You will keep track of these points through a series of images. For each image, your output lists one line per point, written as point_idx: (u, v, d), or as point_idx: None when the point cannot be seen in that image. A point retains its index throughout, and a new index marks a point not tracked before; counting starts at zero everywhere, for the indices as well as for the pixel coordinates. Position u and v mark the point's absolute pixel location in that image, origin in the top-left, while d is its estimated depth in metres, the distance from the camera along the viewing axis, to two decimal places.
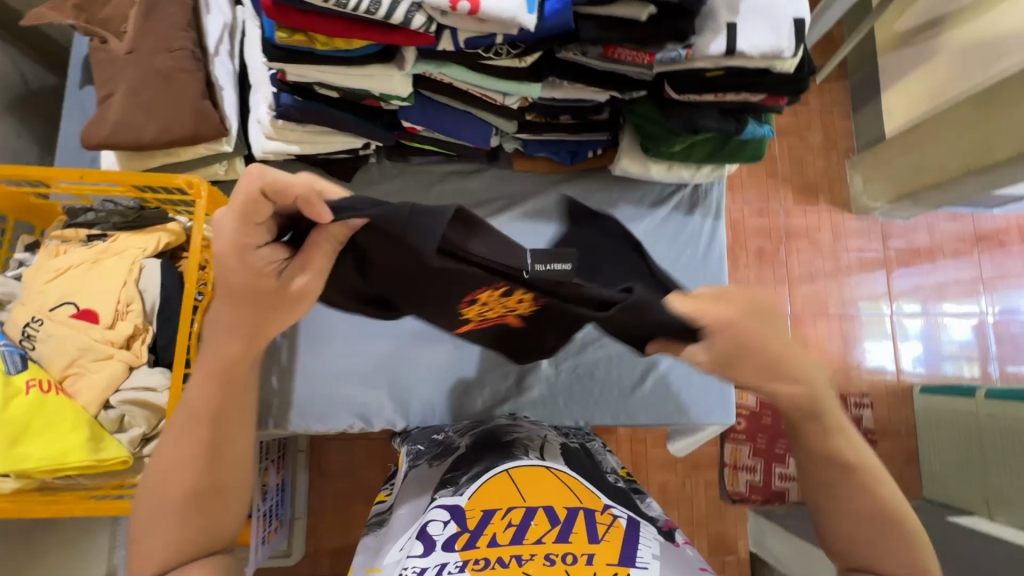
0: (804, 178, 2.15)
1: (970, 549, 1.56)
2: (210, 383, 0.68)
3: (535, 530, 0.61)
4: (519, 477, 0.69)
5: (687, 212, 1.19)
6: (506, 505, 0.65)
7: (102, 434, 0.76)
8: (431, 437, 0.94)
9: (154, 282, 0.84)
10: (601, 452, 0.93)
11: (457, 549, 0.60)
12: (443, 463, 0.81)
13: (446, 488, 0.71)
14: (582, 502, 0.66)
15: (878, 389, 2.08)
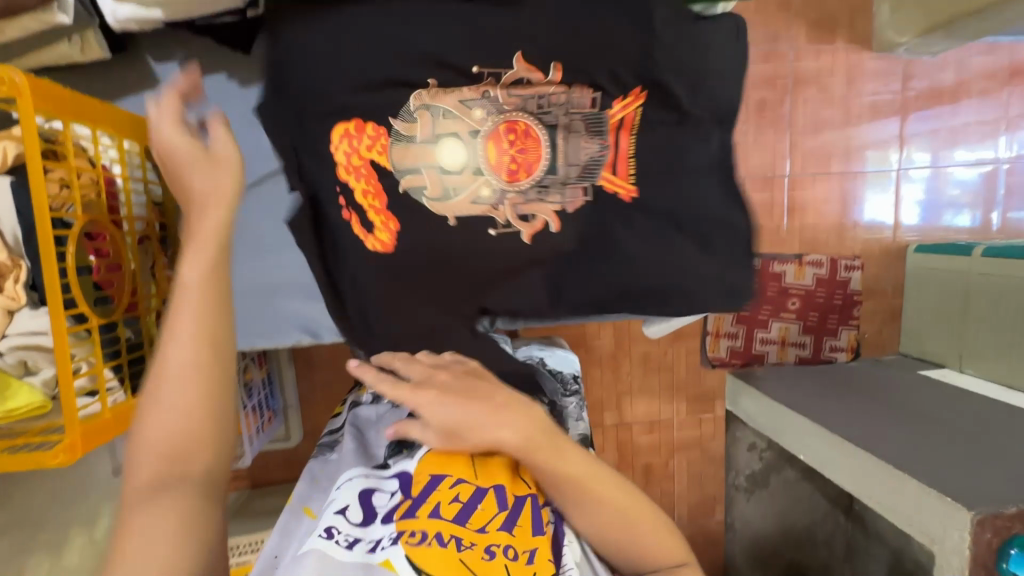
0: (822, 10, 1.88)
1: (936, 406, 1.62)
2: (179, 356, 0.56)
3: (479, 515, 0.69)
4: (474, 457, 0.75)
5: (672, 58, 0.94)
6: (456, 476, 0.72)
7: (5, 382, 0.67)
8: (393, 370, 0.97)
9: (8, 208, 0.67)
10: (573, 417, 1.00)
11: (395, 520, 0.69)
12: (399, 414, 0.87)
13: (400, 451, 0.79)
14: (530, 489, 0.75)
15: (871, 249, 2.01)
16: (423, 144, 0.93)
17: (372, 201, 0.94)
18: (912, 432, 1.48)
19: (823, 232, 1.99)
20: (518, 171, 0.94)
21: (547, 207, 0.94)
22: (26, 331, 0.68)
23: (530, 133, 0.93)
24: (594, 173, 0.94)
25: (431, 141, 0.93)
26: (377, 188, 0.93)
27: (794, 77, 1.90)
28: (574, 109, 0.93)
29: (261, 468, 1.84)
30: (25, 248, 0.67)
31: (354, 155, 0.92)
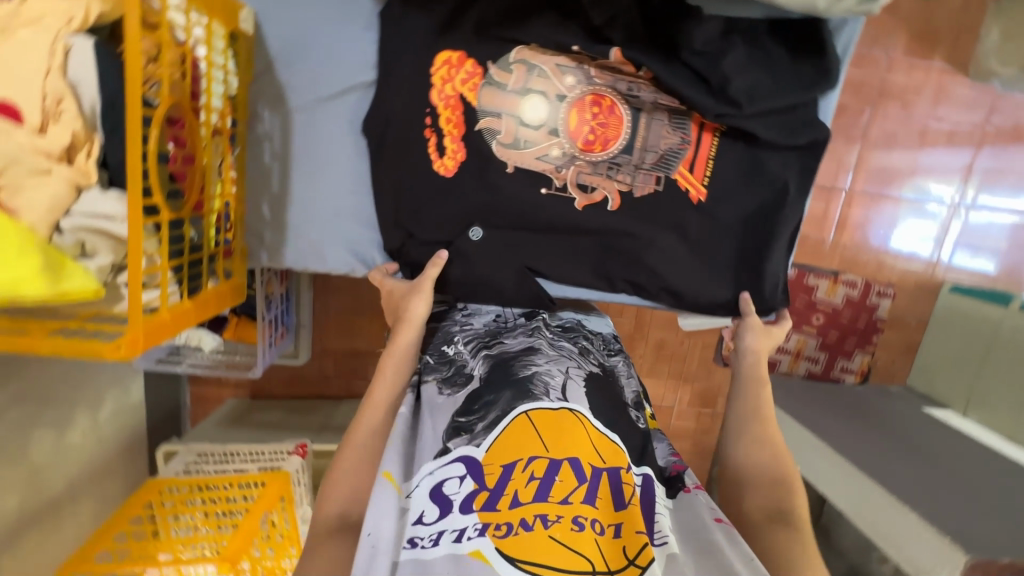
0: (929, 21, 1.76)
1: (936, 444, 1.64)
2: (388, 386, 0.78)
3: (560, 488, 0.63)
4: (540, 422, 0.68)
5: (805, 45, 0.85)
6: (528, 455, 0.66)
7: (62, 263, 0.61)
8: (441, 349, 0.85)
9: (89, 72, 0.60)
10: (623, 374, 0.89)
11: (475, 510, 0.62)
12: (456, 397, 0.75)
13: (461, 436, 0.69)
14: (606, 459, 0.68)
15: (906, 280, 1.98)
16: (510, 88, 0.82)
17: (455, 133, 0.83)
18: (914, 466, 1.51)
19: (864, 254, 1.95)
20: (594, 142, 0.86)
21: (612, 184, 0.88)
22: (91, 211, 0.63)
23: (613, 110, 0.85)
24: (670, 165, 0.89)
25: (520, 92, 0.83)
26: (463, 125, 0.83)
27: (881, 85, 1.80)
28: (662, 97, 0.87)
29: (264, 379, 1.83)
30: (103, 120, 0.62)
31: (450, 86, 0.81)
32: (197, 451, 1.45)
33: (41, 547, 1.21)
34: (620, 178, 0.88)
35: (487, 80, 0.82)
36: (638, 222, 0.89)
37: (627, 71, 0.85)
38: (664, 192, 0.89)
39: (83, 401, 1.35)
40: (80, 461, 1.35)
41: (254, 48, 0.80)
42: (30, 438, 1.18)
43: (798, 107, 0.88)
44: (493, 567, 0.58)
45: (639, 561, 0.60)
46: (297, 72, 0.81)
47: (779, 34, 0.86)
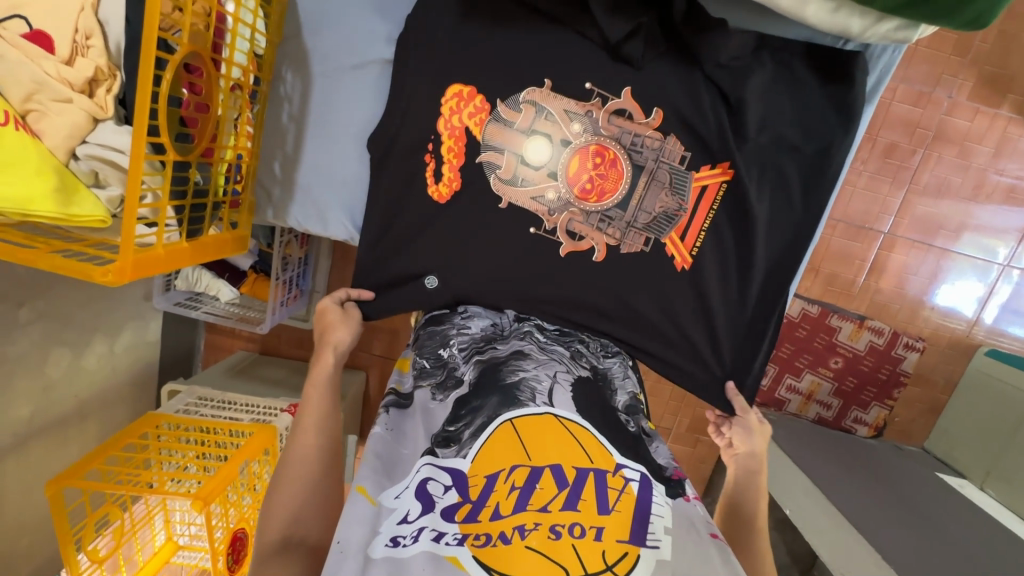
0: (1001, 66, 1.66)
1: (942, 511, 1.54)
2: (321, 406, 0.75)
3: (539, 496, 0.58)
4: (526, 431, 0.64)
5: (837, 70, 0.83)
6: (511, 464, 0.61)
7: (75, 187, 0.66)
8: (436, 352, 0.79)
9: (118, 14, 0.65)
10: (618, 376, 0.83)
11: (457, 521, 0.57)
12: (448, 402, 0.71)
13: (450, 446, 0.64)
14: (594, 461, 0.63)
15: (939, 337, 1.87)
16: (514, 125, 0.82)
17: (454, 163, 0.84)
18: (911, 531, 1.43)
19: (897, 302, 1.85)
20: (590, 191, 0.85)
21: (601, 235, 0.86)
22: (104, 143, 0.67)
23: (615, 163, 0.84)
24: (661, 229, 0.86)
25: (524, 133, 0.83)
26: (464, 155, 0.83)
27: (938, 128, 1.70)
28: (664, 156, 0.84)
29: (274, 338, 1.90)
30: (124, 61, 0.66)
31: (457, 117, 0.82)
32: (197, 394, 1.51)
33: (44, 458, 1.30)
34: (610, 238, 0.86)
35: (493, 116, 0.82)
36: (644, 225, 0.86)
37: (637, 119, 0.83)
38: (651, 254, 0.87)
39: (102, 329, 1.44)
40: (92, 385, 1.43)
41: (285, 11, 0.84)
42: (48, 356, 1.26)
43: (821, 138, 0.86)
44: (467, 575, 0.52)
45: (617, 567, 0.54)
46: (321, 41, 0.84)
47: (813, 55, 0.83)
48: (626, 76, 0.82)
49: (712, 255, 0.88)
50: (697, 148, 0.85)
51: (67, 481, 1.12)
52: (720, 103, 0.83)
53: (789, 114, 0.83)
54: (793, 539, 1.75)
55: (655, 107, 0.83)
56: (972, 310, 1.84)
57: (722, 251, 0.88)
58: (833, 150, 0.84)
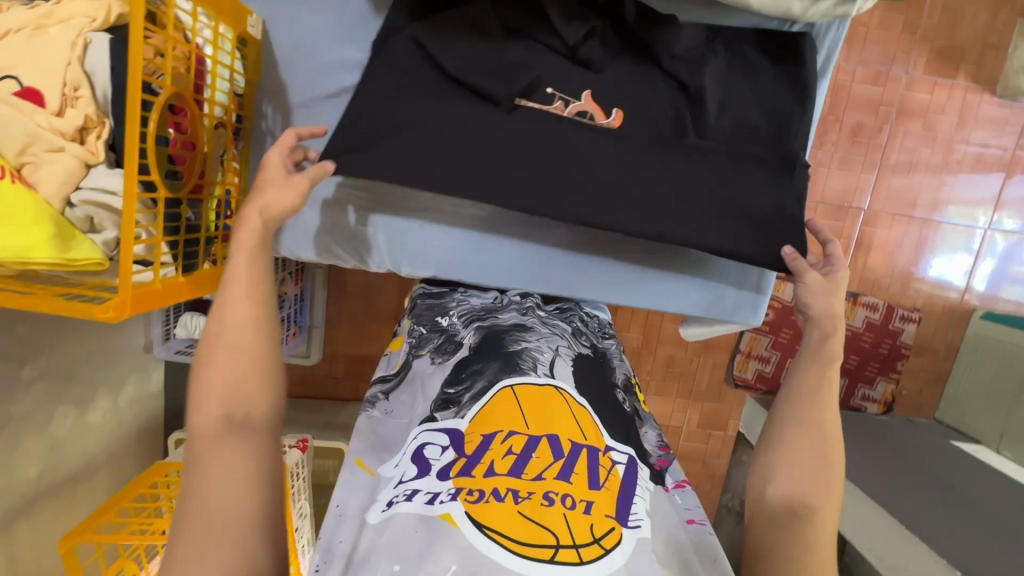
0: (950, 40, 1.73)
1: (961, 478, 1.52)
2: (244, 319, 0.66)
3: (535, 465, 0.61)
4: (524, 398, 0.68)
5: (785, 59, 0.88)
6: (508, 429, 0.64)
7: (70, 233, 0.68)
8: (434, 320, 0.90)
9: (104, 63, 0.68)
10: (615, 356, 0.88)
11: (451, 477, 0.61)
12: (445, 364, 0.79)
13: (449, 408, 0.70)
14: (587, 438, 0.65)
15: (932, 306, 1.89)
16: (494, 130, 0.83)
17: None
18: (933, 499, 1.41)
19: (886, 276, 1.87)
20: None
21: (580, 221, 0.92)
22: (98, 188, 0.69)
23: None
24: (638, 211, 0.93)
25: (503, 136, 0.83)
26: None
27: (901, 103, 1.76)
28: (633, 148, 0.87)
29: None
30: (112, 107, 0.69)
31: None
32: None
33: (54, 518, 1.29)
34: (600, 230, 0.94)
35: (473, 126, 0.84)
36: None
37: (599, 120, 0.85)
38: None
39: (104, 384, 1.44)
40: (98, 440, 1.43)
41: (261, 52, 0.87)
42: (53, 414, 1.27)
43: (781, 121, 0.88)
44: (461, 530, 0.55)
45: (604, 541, 0.56)
46: (296, 75, 0.88)
47: (764, 39, 0.88)
48: (587, 80, 0.85)
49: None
50: None
51: (80, 536, 1.11)
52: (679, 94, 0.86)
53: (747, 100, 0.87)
54: None
55: (615, 107, 0.85)
56: (961, 279, 1.87)
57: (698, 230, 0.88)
58: (795, 131, 0.88)
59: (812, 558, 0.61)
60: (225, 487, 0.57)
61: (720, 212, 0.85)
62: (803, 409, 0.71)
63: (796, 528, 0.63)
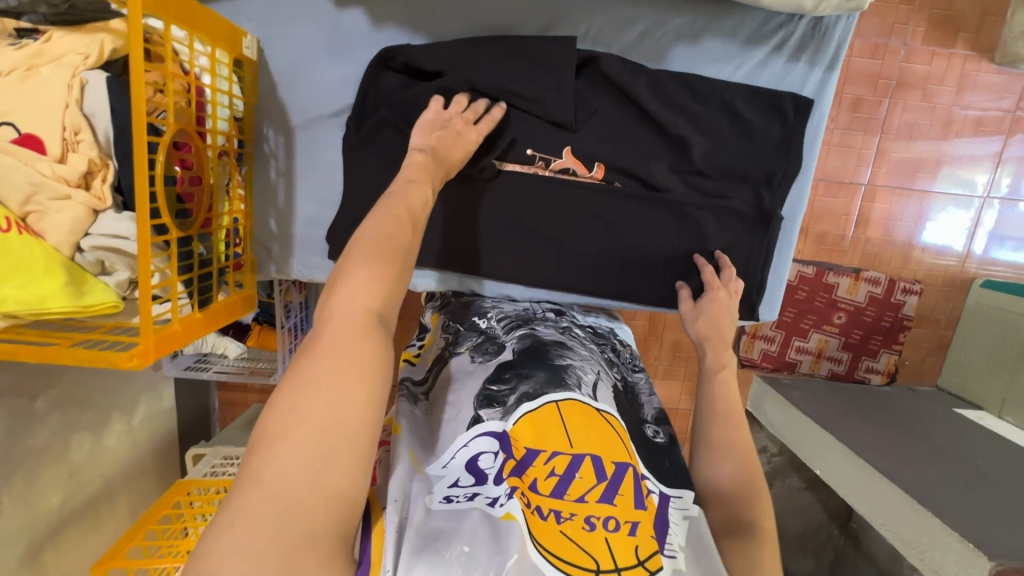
0: (949, 8, 1.71)
1: (966, 445, 1.56)
2: (408, 233, 0.58)
3: (577, 486, 0.61)
4: (568, 414, 0.66)
5: (791, 55, 0.87)
6: (551, 449, 0.63)
7: (83, 278, 0.67)
8: (472, 321, 0.87)
9: (103, 104, 0.65)
10: (644, 390, 0.86)
11: (505, 478, 0.62)
12: (488, 365, 0.75)
13: (494, 407, 0.69)
14: (630, 459, 0.65)
15: (934, 276, 1.89)
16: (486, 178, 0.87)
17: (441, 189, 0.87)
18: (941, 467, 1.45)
19: (888, 249, 1.87)
20: None
21: None
22: (107, 235, 0.68)
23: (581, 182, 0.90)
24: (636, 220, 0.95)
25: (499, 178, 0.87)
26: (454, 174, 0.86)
27: (899, 76, 1.74)
28: (633, 157, 0.88)
29: None
30: (115, 149, 0.66)
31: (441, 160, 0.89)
32: (222, 454, 1.52)
33: (79, 542, 1.30)
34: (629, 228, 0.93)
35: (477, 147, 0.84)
36: (635, 210, 0.90)
37: (581, 174, 0.89)
38: (640, 246, 0.91)
39: (117, 406, 1.44)
40: (116, 463, 1.43)
41: (257, 73, 0.84)
42: (70, 441, 1.27)
43: (788, 120, 0.88)
44: (518, 523, 0.56)
45: (648, 564, 0.56)
46: (296, 95, 0.85)
47: (773, 33, 0.86)
48: (585, 97, 0.87)
49: (710, 242, 0.91)
50: (673, 148, 0.89)
51: (111, 562, 1.13)
52: (681, 100, 0.87)
53: (747, 97, 0.87)
54: (827, 495, 1.74)
55: (597, 161, 0.88)
56: (960, 245, 1.87)
57: (701, 238, 0.91)
58: (794, 143, 0.88)
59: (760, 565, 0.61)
60: (355, 387, 0.47)
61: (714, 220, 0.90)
62: (714, 431, 0.73)
63: (734, 550, 0.62)
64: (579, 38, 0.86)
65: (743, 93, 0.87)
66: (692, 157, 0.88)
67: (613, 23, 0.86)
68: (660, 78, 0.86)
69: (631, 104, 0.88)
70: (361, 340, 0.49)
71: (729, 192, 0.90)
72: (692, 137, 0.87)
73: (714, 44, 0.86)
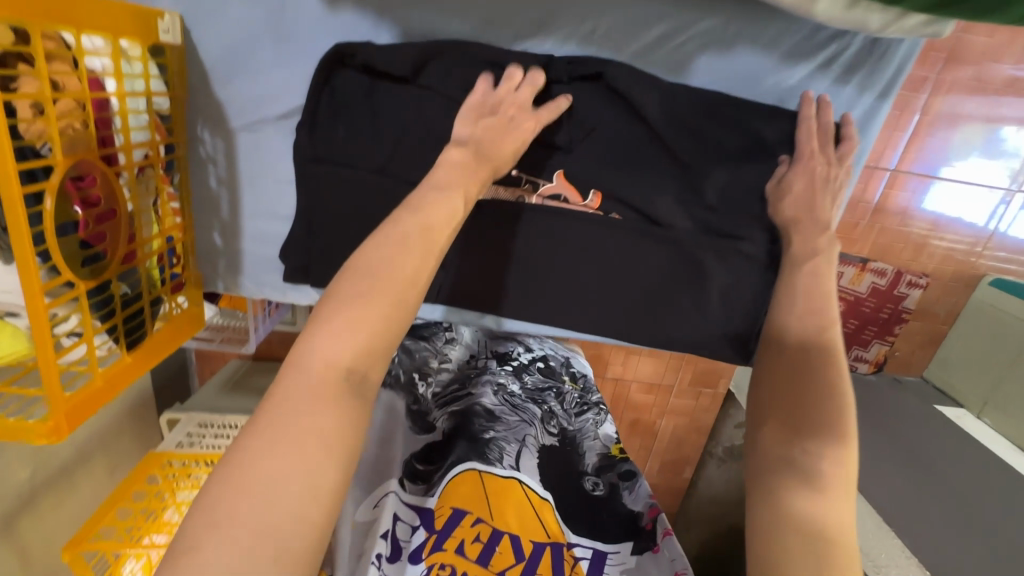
0: None
1: (937, 445, 1.28)
2: (413, 259, 0.49)
3: (500, 559, 0.61)
4: (491, 485, 0.66)
5: (837, 76, 0.72)
6: (475, 513, 0.64)
7: None
8: (412, 378, 0.80)
9: None
10: (588, 435, 0.80)
11: (423, 558, 0.60)
12: (416, 439, 0.73)
13: (418, 483, 0.68)
14: (549, 535, 0.64)
15: (943, 270, 1.47)
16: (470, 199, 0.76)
17: None
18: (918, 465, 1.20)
19: (901, 240, 1.44)
20: None
21: None
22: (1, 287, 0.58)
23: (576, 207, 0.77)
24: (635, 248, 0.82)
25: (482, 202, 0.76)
26: None
27: (949, 46, 1.28)
28: (634, 188, 0.76)
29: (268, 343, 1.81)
30: None
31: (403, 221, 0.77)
32: (197, 421, 1.49)
33: (50, 510, 1.28)
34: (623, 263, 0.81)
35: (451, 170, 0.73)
36: (630, 245, 0.78)
37: (574, 202, 0.76)
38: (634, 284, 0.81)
39: None
40: (84, 429, 1.39)
41: (186, 60, 0.68)
42: None
43: None
44: None
45: None
46: (234, 91, 0.70)
47: (822, 46, 0.70)
48: (585, 114, 0.73)
49: (710, 286, 0.81)
50: (681, 179, 0.75)
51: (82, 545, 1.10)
52: (698, 126, 0.73)
53: (776, 125, 0.73)
54: None
55: (593, 188, 0.76)
56: (980, 222, 1.40)
57: (701, 281, 0.81)
58: None
59: (803, 523, 0.50)
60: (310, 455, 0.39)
61: (717, 263, 0.79)
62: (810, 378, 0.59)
63: (791, 480, 0.53)
64: (583, 39, 0.70)
65: (772, 122, 0.73)
66: (702, 192, 0.75)
67: (625, 22, 0.69)
68: (676, 95, 0.71)
69: (637, 125, 0.73)
70: (332, 405, 0.41)
71: (735, 227, 0.77)
72: (706, 169, 0.74)
73: (747, 58, 0.71)
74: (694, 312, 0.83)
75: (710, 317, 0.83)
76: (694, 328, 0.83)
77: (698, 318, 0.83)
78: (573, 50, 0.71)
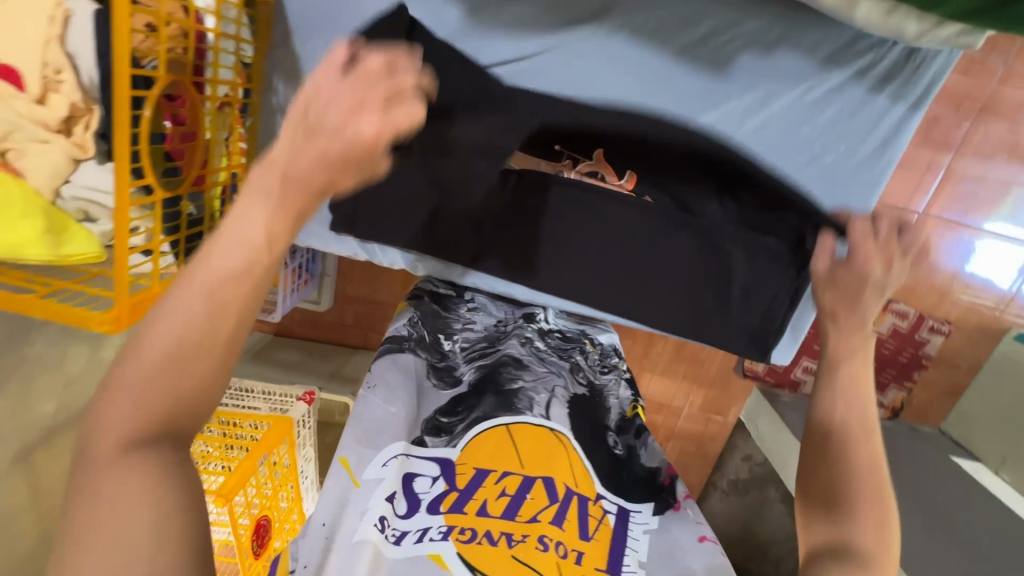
0: None
1: (951, 494, 1.23)
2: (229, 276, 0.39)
3: (530, 506, 0.60)
4: (519, 436, 0.67)
5: (871, 85, 0.76)
6: (502, 468, 0.63)
7: (63, 223, 0.63)
8: (437, 336, 0.81)
9: (87, 43, 0.59)
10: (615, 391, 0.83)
11: (442, 512, 0.58)
12: (441, 392, 0.72)
13: (439, 436, 0.65)
14: (577, 485, 0.64)
15: (968, 319, 1.41)
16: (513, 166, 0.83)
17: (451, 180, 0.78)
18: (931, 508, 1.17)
19: (925, 283, 1.39)
20: None
21: None
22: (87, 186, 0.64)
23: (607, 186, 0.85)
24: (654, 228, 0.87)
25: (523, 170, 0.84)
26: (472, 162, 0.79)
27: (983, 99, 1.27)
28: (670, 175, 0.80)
29: None
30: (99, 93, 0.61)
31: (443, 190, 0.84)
32: None
33: None
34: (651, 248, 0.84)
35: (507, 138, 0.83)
36: (661, 230, 0.82)
37: (610, 179, 0.83)
38: (660, 269, 0.84)
39: None
40: None
41: (272, 15, 0.76)
42: None
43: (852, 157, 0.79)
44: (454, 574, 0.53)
45: None
46: (310, 47, 0.77)
47: (860, 54, 0.75)
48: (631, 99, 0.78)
49: (735, 278, 0.83)
50: None
51: None
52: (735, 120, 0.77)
53: None
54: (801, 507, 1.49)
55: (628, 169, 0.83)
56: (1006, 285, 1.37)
57: (727, 272, 0.83)
58: None
59: None
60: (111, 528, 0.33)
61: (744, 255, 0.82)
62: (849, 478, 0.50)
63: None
64: (635, 30, 0.76)
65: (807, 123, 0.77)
66: None
67: (675, 17, 0.75)
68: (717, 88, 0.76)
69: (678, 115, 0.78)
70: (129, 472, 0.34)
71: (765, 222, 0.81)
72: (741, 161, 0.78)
73: (788, 59, 0.76)
74: (716, 303, 0.85)
75: (731, 310, 0.85)
76: (717, 319, 0.86)
77: (719, 309, 0.85)
78: (625, 38, 0.76)
